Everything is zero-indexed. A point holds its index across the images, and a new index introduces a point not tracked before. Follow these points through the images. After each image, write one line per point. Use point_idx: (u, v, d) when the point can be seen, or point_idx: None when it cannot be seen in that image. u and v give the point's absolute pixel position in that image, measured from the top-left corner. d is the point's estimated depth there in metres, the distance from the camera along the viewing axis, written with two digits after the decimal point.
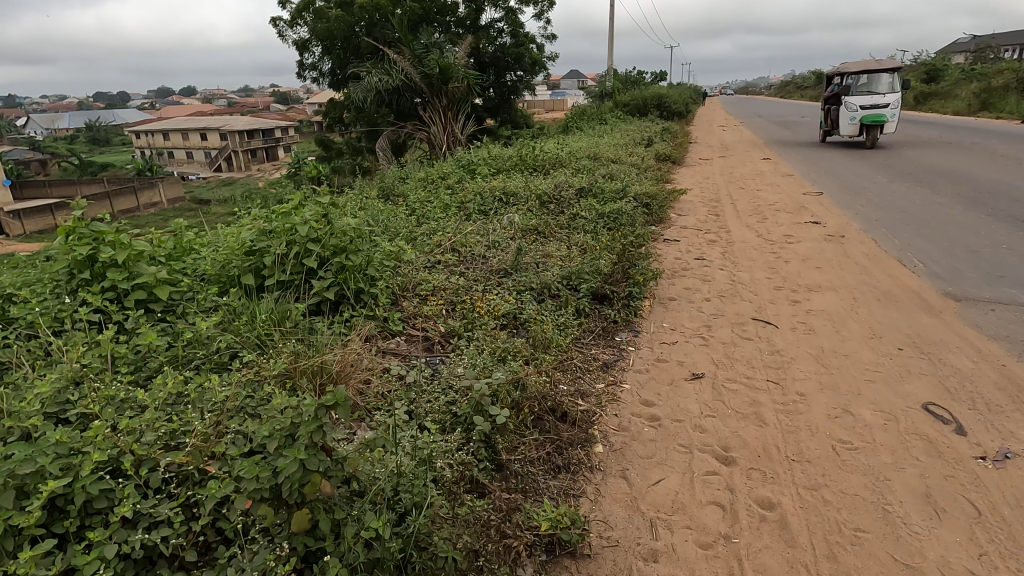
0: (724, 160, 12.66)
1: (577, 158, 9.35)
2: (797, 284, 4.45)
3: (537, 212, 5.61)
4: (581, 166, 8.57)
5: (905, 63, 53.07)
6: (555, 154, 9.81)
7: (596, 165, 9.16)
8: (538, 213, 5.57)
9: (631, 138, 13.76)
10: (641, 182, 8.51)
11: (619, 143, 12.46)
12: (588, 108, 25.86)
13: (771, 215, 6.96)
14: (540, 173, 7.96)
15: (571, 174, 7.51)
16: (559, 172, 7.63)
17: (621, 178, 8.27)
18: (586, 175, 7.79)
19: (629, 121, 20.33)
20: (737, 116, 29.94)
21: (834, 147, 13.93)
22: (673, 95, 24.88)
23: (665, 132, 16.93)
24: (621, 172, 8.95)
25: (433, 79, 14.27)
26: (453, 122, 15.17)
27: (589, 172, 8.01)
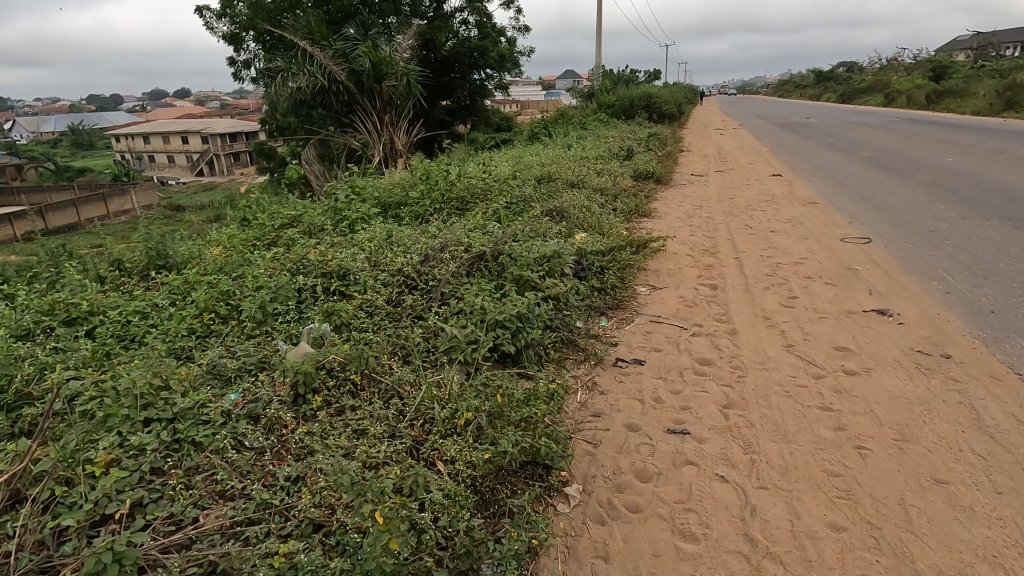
0: (721, 177, 9.99)
1: (513, 186, 6.65)
2: (911, 567, 1.79)
3: (362, 329, 2.94)
4: (512, 202, 5.90)
5: (909, 60, 50.79)
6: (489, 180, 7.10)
7: (540, 197, 6.47)
8: (359, 330, 2.91)
9: (605, 150, 11.07)
10: (600, 227, 5.80)
11: (589, 157, 9.76)
12: (570, 109, 23.18)
13: (802, 287, 4.31)
14: (443, 218, 5.26)
15: (486, 222, 4.87)
16: (466, 223, 4.94)
17: (567, 224, 5.59)
18: (510, 222, 5.10)
19: (612, 125, 17.74)
20: (737, 117, 27.36)
21: (858, 158, 11.32)
22: (663, 94, 22.21)
23: (652, 140, 14.34)
24: (573, 208, 6.26)
25: (362, 77, 11.66)
26: (391, 128, 12.42)
27: (522, 214, 5.40)
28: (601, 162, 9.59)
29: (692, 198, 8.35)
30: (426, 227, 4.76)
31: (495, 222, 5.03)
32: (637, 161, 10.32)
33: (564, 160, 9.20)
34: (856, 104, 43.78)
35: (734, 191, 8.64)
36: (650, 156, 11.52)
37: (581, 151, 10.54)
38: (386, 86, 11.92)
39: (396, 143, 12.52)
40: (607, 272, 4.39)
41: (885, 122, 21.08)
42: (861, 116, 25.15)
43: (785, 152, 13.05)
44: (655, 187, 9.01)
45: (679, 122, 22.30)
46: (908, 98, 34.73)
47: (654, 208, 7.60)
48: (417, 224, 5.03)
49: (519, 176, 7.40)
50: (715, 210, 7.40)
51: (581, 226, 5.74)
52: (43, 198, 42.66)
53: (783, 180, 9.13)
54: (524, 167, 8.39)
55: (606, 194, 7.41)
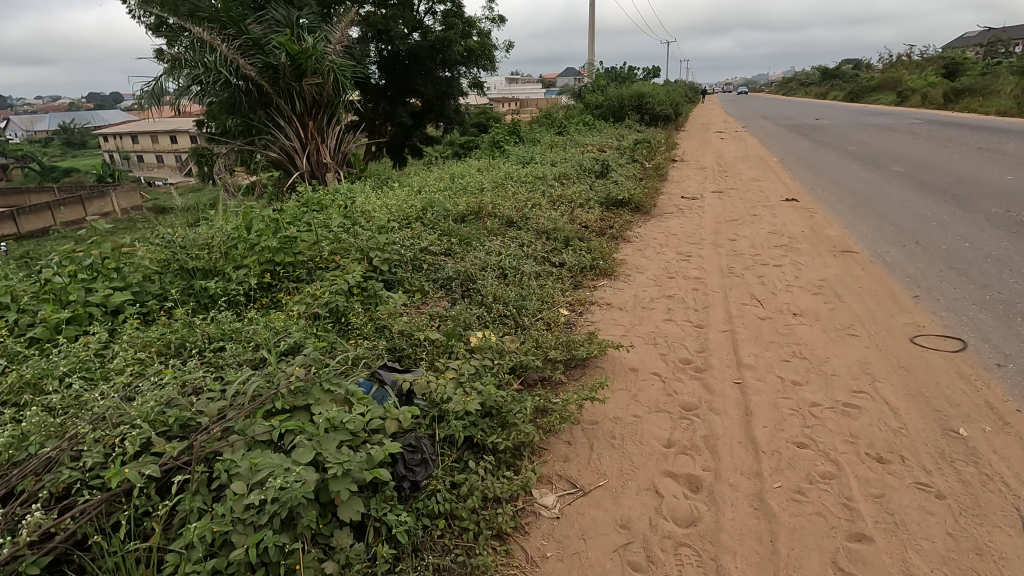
0: (718, 202, 7.80)
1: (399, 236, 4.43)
2: None
3: None
4: (375, 280, 3.70)
5: (918, 58, 48.68)
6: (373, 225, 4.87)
7: (438, 259, 4.25)
8: None
9: (575, 165, 8.84)
10: (516, 317, 3.57)
11: (547, 178, 7.52)
12: (555, 109, 20.92)
13: (874, 501, 2.12)
14: (229, 324, 3.06)
15: (280, 345, 2.73)
16: (244, 348, 2.73)
17: (455, 320, 3.37)
18: (334, 337, 2.91)
19: (598, 129, 15.60)
20: (741, 118, 25.27)
21: (891, 174, 9.14)
22: (657, 93, 19.96)
23: (638, 149, 12.20)
24: (483, 277, 4.04)
25: (278, 72, 9.50)
26: (318, 137, 10.28)
27: (373, 312, 3.24)
28: (561, 184, 7.36)
29: (678, 236, 6.12)
30: (151, 365, 2.56)
31: (300, 345, 2.80)
32: (611, 181, 8.09)
33: (511, 184, 6.96)
34: (865, 103, 41.48)
35: (736, 226, 6.41)
36: (630, 172, 9.26)
37: (541, 168, 8.30)
38: (305, 85, 9.76)
39: (324, 156, 10.35)
40: (473, 468, 2.19)
41: (906, 124, 18.93)
42: (875, 117, 22.84)
43: (798, 163, 10.90)
44: (630, 220, 6.78)
45: (675, 124, 20.09)
46: (923, 97, 32.62)
47: (624, 256, 5.38)
48: (167, 343, 2.85)
49: (426, 215, 5.17)
50: (708, 261, 5.17)
51: (481, 319, 3.51)
52: (22, 200, 40.46)
53: (799, 211, 6.91)
54: (449, 195, 6.15)
55: (551, 243, 5.19)
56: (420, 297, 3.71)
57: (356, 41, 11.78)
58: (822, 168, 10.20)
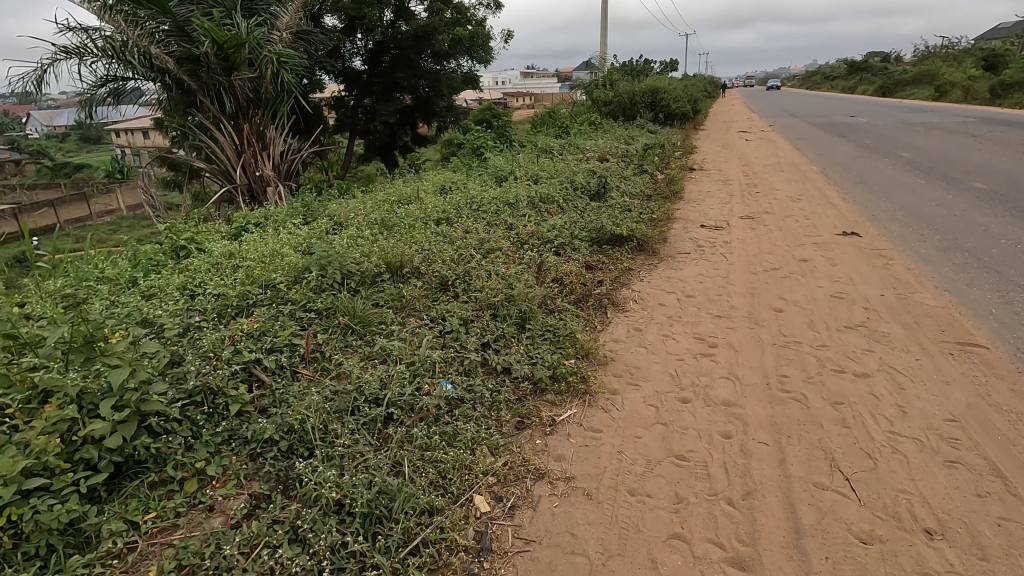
0: (749, 236, 5.85)
1: (215, 346, 2.60)
2: None
3: None
4: (89, 472, 1.87)
5: (955, 50, 45.61)
6: (202, 308, 3.05)
7: (268, 396, 2.43)
8: None
9: (563, 182, 6.94)
10: (349, 570, 1.76)
11: (519, 204, 5.64)
12: (559, 106, 18.94)
13: None
14: None
15: None
16: None
17: None
18: None
19: (604, 130, 13.65)
20: (765, 115, 23.03)
21: (972, 192, 7.11)
22: (672, 88, 17.88)
23: (649, 156, 10.24)
24: (329, 439, 2.21)
25: (200, 62, 7.71)
26: (257, 145, 8.48)
27: None
28: (537, 214, 5.48)
29: (697, 297, 4.21)
30: None
31: None
32: (608, 208, 6.18)
33: (467, 217, 5.11)
34: (900, 97, 38.64)
35: (780, 281, 4.46)
36: (634, 192, 7.34)
37: (518, 187, 6.42)
38: (235, 80, 7.94)
39: (262, 167, 8.48)
40: None
41: (956, 123, 16.73)
42: (916, 114, 20.47)
43: (844, 176, 8.90)
44: (629, 267, 4.89)
45: (693, 123, 18.05)
46: (965, 92, 29.94)
47: (611, 343, 3.50)
48: None
49: (300, 287, 3.34)
50: (744, 357, 3.27)
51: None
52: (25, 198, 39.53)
53: (864, 255, 4.95)
54: (363, 242, 4.29)
55: (491, 329, 3.30)
56: (178, 504, 1.90)
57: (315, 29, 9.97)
58: (875, 183, 8.16)
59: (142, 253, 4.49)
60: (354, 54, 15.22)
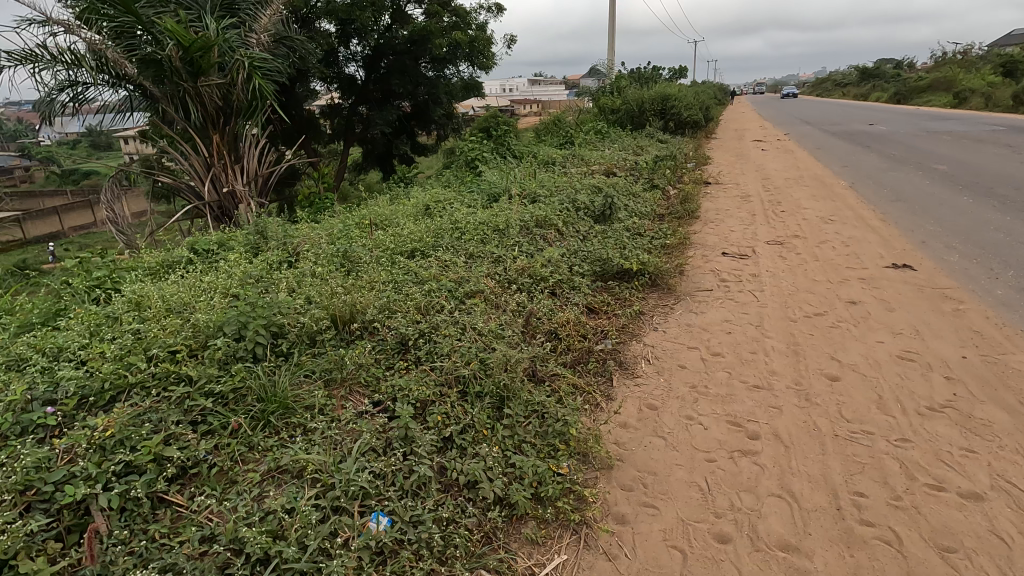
0: (781, 267, 4.99)
1: (39, 470, 1.81)
2: None
3: None
4: None
5: (972, 57, 44.50)
6: (57, 391, 2.25)
7: (98, 558, 1.64)
8: None
9: (563, 202, 6.11)
10: None
11: (510, 230, 4.80)
12: (564, 114, 18.13)
13: None
14: None
15: None
16: None
17: None
18: None
19: (611, 140, 12.84)
20: (780, 123, 22.16)
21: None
22: (683, 95, 17.04)
23: (660, 169, 9.40)
24: None
25: (163, 65, 6.98)
26: (228, 157, 7.67)
27: None
28: (530, 242, 4.65)
29: (727, 355, 3.36)
30: None
31: None
32: (614, 236, 5.34)
33: (447, 248, 4.30)
34: (916, 105, 37.59)
35: (828, 333, 3.62)
36: (645, 215, 6.52)
37: (511, 209, 5.59)
38: (201, 87, 7.15)
39: (232, 183, 7.64)
40: None
41: (985, 131, 15.78)
42: (939, 122, 19.50)
43: (878, 192, 8.03)
44: (640, 311, 4.04)
45: (705, 131, 17.20)
46: (986, 99, 28.89)
47: (617, 432, 2.67)
48: None
49: (203, 357, 2.51)
50: (799, 456, 2.43)
51: None
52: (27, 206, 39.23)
53: (926, 297, 4.10)
54: (309, 287, 3.46)
55: (455, 418, 2.47)
56: None
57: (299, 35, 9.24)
58: (915, 201, 7.28)
59: (50, 295, 3.71)
60: (349, 60, 14.63)
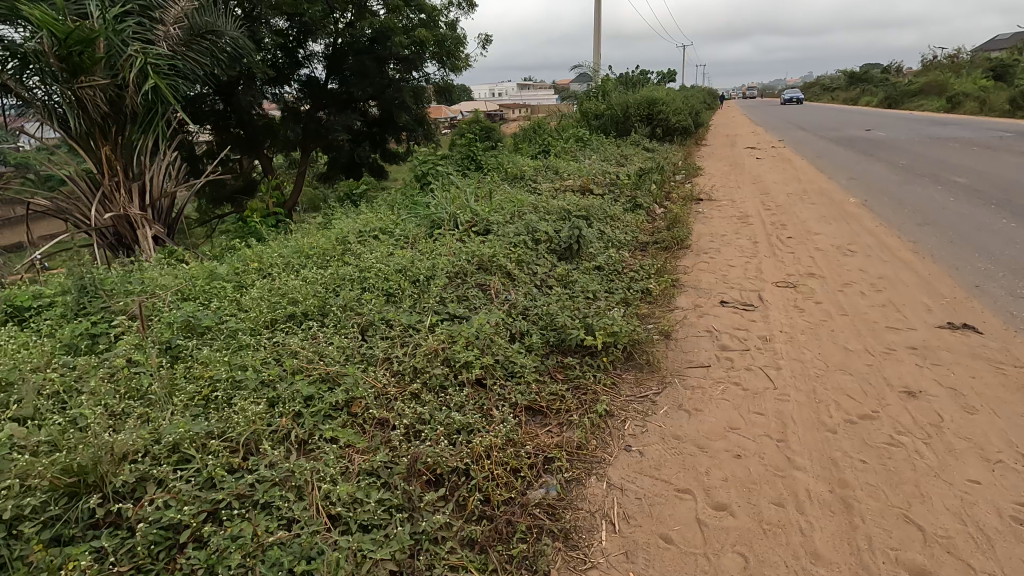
0: (798, 327, 3.76)
1: None
2: None
3: None
4: None
5: (962, 61, 44.05)
6: None
7: None
8: None
9: (520, 233, 4.88)
10: None
11: (434, 283, 3.55)
12: (544, 119, 16.93)
13: None
14: None
15: None
16: None
17: None
18: None
19: (593, 149, 11.66)
20: (774, 128, 21.11)
21: None
22: (670, 100, 15.93)
23: (645, 184, 8.20)
24: None
25: (33, 61, 5.66)
26: (121, 175, 6.27)
27: None
28: (459, 303, 3.40)
29: (738, 513, 2.12)
30: None
31: None
32: (581, 288, 4.11)
33: (336, 318, 3.04)
34: (909, 109, 36.86)
35: (887, 457, 2.39)
36: (624, 253, 5.31)
37: (448, 246, 4.34)
38: (81, 88, 5.79)
39: (125, 206, 6.22)
40: None
41: (994, 137, 14.74)
42: (941, 127, 18.44)
43: (900, 212, 6.84)
44: (608, 411, 2.79)
45: (695, 138, 16.08)
46: (982, 104, 28.17)
47: None
48: None
49: None
50: None
51: None
52: None
53: (1015, 387, 2.88)
54: (74, 410, 2.17)
55: None
56: None
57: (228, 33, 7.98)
58: (944, 224, 6.11)
59: None
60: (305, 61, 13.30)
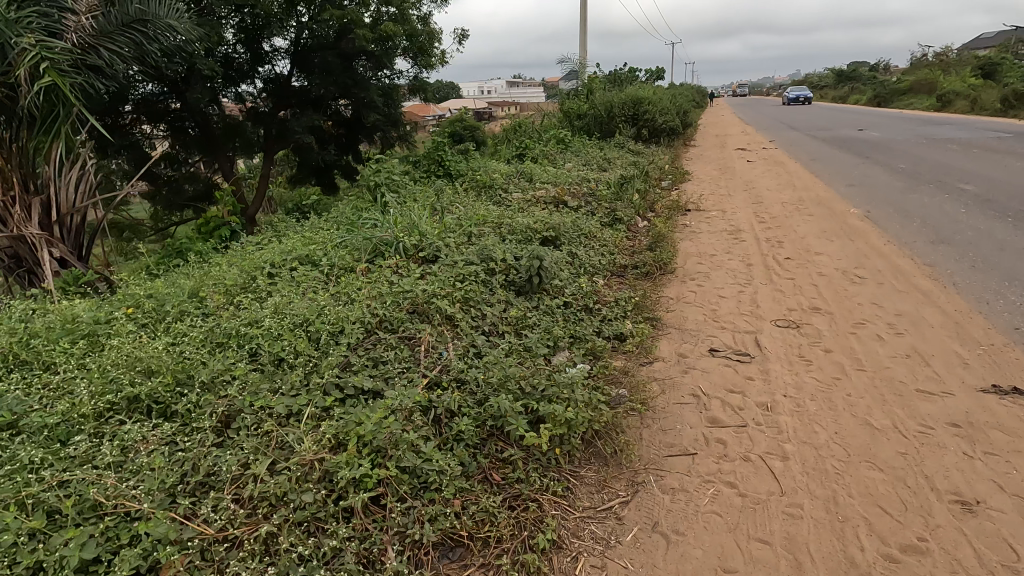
0: (806, 389, 3.01)
1: None
2: None
3: None
4: None
5: (949, 59, 43.85)
6: None
7: None
8: None
9: (472, 261, 4.08)
10: None
11: (342, 344, 2.75)
12: (525, 119, 16.12)
13: None
14: None
15: None
16: None
17: None
18: None
19: (574, 153, 10.90)
20: (764, 128, 20.50)
21: None
22: (657, 99, 15.20)
23: (626, 193, 7.46)
24: None
25: None
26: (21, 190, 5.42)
27: None
28: (369, 375, 2.60)
29: None
30: None
31: None
32: (539, 338, 3.34)
33: (194, 406, 2.25)
34: (897, 107, 36.51)
35: None
36: (598, 282, 4.55)
37: (377, 282, 3.53)
38: None
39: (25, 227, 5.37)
40: None
41: (991, 138, 14.18)
42: (935, 127, 17.90)
43: (907, 227, 6.15)
44: (553, 542, 2.03)
45: (683, 139, 15.39)
46: (972, 103, 27.77)
47: None
48: None
49: None
50: None
51: None
52: None
53: None
54: None
55: None
56: None
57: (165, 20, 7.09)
58: (961, 243, 5.40)
59: None
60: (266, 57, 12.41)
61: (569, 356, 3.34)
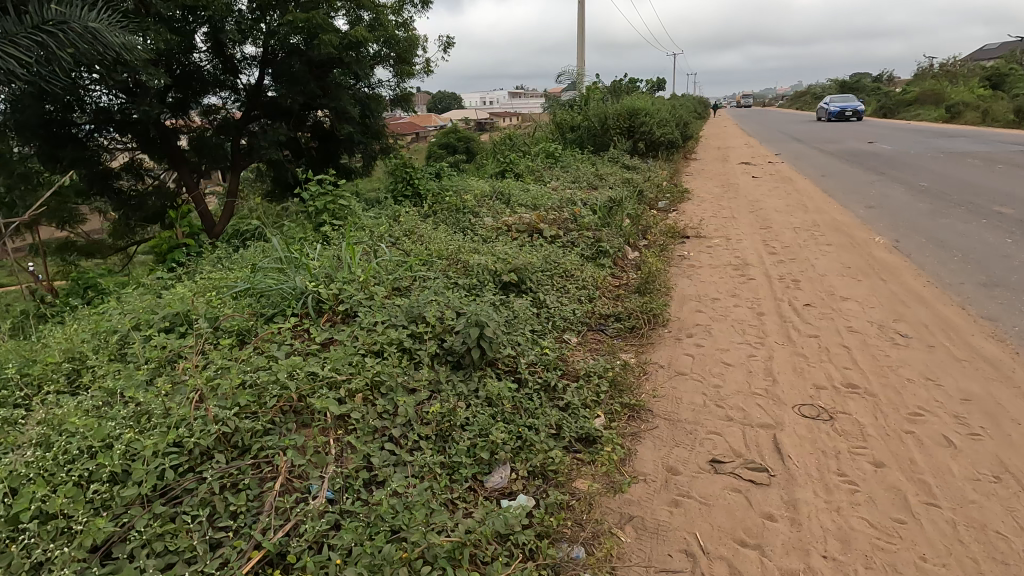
0: (855, 544, 2.03)
1: None
2: None
3: None
4: None
5: (957, 69, 43.15)
6: None
7: None
8: None
9: (397, 325, 3.11)
10: None
11: (130, 493, 1.77)
12: (515, 130, 15.21)
13: None
14: None
15: None
16: None
17: None
18: None
19: (563, 169, 10.01)
20: (769, 140, 19.62)
21: None
22: (655, 110, 14.31)
23: (614, 217, 6.52)
24: None
25: None
26: None
27: None
28: (158, 558, 1.63)
29: None
30: None
31: None
32: (465, 452, 2.37)
33: None
34: (905, 118, 35.67)
35: None
36: (568, 345, 3.58)
37: (249, 364, 2.55)
38: None
39: None
40: None
41: (1014, 151, 13.22)
42: (950, 139, 16.97)
43: (947, 262, 5.16)
44: None
45: (683, 153, 14.50)
46: (984, 113, 26.91)
47: None
48: None
49: None
50: None
51: None
52: None
53: None
54: None
55: None
56: None
57: (86, 24, 6.07)
58: (1020, 286, 4.40)
59: None
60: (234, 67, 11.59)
61: (511, 476, 2.37)
